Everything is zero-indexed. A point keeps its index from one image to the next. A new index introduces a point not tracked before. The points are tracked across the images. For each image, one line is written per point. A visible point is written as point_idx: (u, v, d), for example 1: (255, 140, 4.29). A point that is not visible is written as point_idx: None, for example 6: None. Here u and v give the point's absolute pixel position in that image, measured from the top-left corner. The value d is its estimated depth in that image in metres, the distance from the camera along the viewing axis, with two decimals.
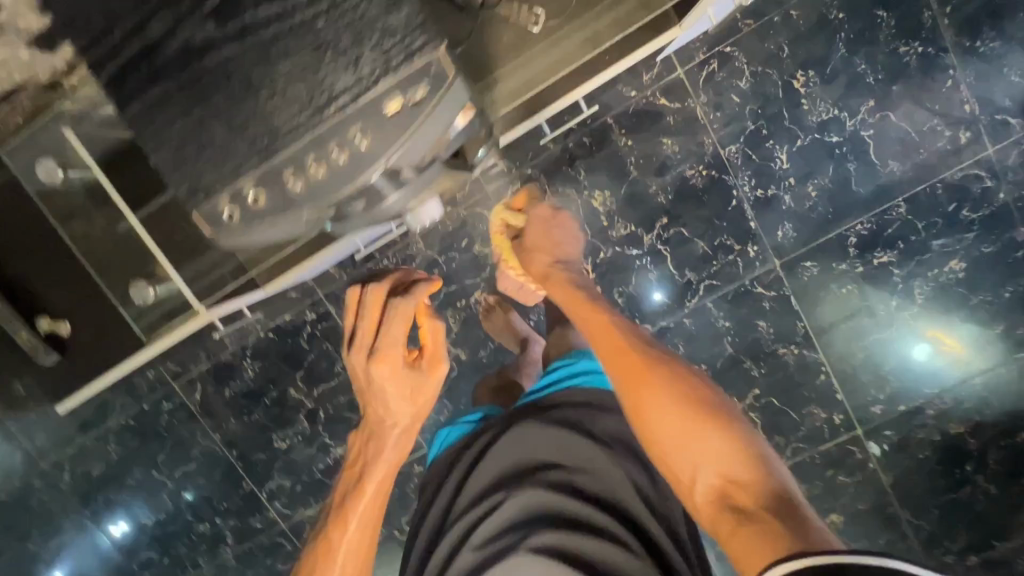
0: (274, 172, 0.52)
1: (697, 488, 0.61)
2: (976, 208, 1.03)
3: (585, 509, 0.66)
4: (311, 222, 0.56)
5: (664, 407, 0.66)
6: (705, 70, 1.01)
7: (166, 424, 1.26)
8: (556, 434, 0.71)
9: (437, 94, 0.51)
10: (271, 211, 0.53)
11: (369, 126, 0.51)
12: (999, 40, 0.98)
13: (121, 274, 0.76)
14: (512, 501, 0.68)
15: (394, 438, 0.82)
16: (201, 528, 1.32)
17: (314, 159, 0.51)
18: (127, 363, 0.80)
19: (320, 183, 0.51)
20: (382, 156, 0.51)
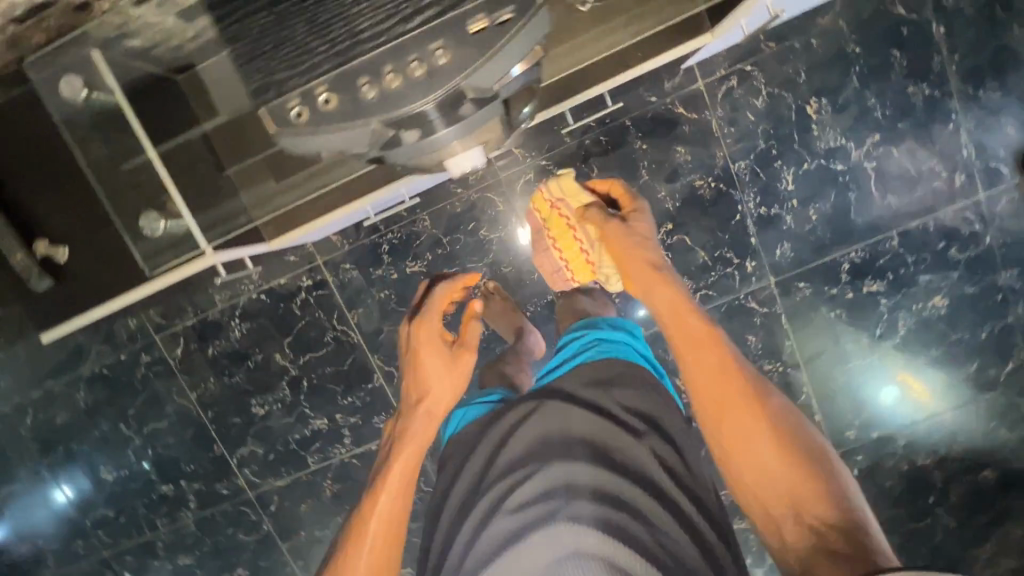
0: (349, 77, 0.48)
1: (784, 522, 0.61)
2: (963, 248, 1.08)
3: (609, 480, 0.64)
4: (370, 144, 0.52)
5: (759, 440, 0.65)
6: (725, 84, 1.04)
7: (141, 378, 1.22)
8: (569, 411, 0.71)
9: (526, 18, 0.47)
10: (338, 118, 0.48)
11: (451, 43, 0.47)
12: (1001, 92, 1.03)
13: (132, 204, 0.70)
14: (534, 476, 0.66)
15: (418, 415, 0.84)
16: (163, 489, 1.28)
17: (391, 68, 0.47)
18: (115, 302, 0.75)
19: (394, 94, 0.47)
20: (461, 72, 0.46)
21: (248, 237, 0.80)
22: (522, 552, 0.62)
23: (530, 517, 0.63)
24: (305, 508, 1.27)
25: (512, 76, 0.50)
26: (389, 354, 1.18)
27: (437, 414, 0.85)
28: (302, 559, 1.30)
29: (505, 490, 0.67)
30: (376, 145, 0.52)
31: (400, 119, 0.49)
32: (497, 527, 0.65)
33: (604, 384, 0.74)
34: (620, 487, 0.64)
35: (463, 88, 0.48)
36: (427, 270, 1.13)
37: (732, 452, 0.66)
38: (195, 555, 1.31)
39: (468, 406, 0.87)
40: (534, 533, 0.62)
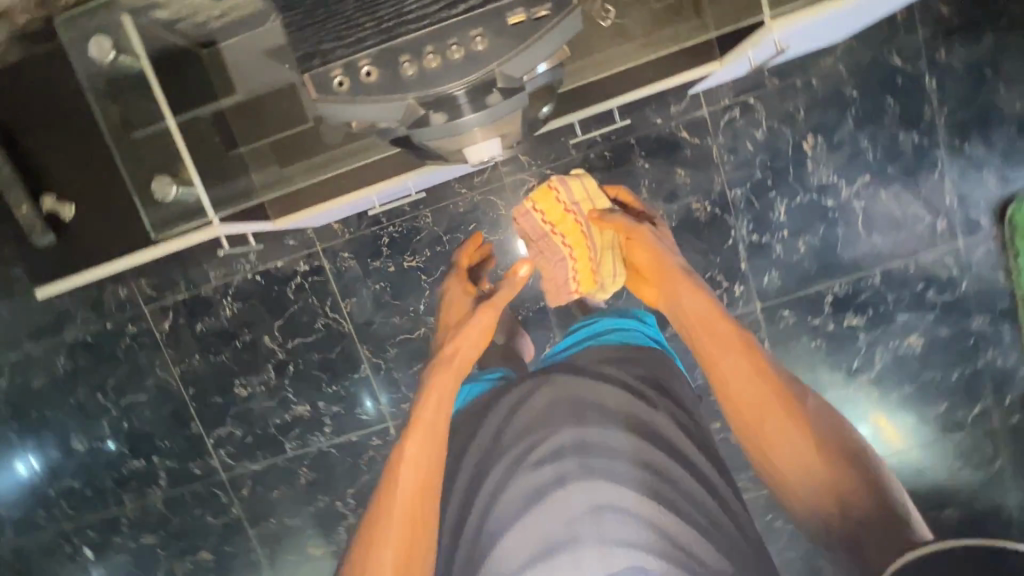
0: (391, 53, 0.50)
1: (821, 505, 0.79)
2: (941, 292, 1.12)
3: (621, 440, 0.84)
4: (401, 119, 0.54)
5: (794, 441, 0.81)
6: (728, 114, 1.08)
7: (124, 348, 1.21)
8: (575, 382, 0.89)
9: (562, 15, 0.50)
10: (378, 92, 0.51)
11: (489, 31, 0.50)
12: (984, 147, 1.08)
13: (146, 166, 0.70)
14: (553, 434, 0.85)
15: (443, 369, 0.92)
16: (134, 464, 1.26)
17: (432, 49, 0.50)
18: (112, 264, 0.75)
19: (433, 74, 0.50)
20: (496, 60, 0.50)
21: (253, 213, 0.79)
22: (553, 501, 0.82)
23: (550, 469, 0.83)
24: (277, 495, 1.26)
25: (538, 72, 0.54)
26: (378, 346, 1.18)
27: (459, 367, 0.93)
28: (269, 546, 1.28)
29: (536, 453, 0.85)
30: (406, 122, 0.54)
31: (433, 99, 0.52)
32: (520, 485, 0.84)
33: (618, 361, 0.91)
34: (627, 443, 0.83)
35: (496, 76, 0.51)
36: (424, 266, 1.15)
37: (771, 447, 0.82)
38: (159, 535, 1.28)
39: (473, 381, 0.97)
40: (563, 485, 0.82)
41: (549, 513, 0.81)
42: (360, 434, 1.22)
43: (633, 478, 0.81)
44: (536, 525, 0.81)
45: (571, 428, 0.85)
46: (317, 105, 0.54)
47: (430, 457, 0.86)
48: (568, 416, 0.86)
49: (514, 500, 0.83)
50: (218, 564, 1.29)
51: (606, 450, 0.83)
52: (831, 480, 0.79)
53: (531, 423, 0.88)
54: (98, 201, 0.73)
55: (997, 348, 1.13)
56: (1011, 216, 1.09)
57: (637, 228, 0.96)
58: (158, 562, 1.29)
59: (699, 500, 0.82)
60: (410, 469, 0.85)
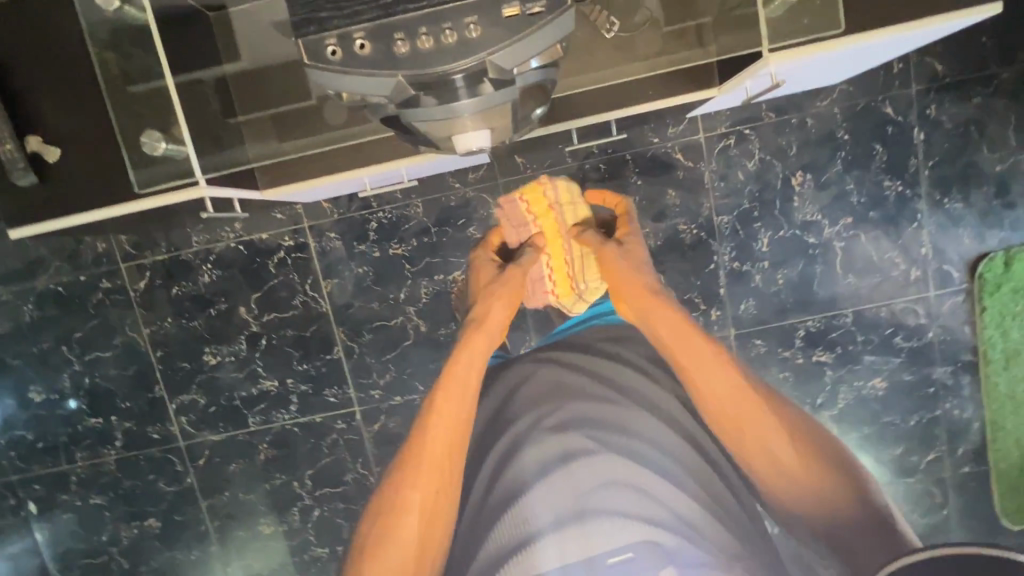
0: (386, 29, 0.51)
1: (814, 502, 0.79)
2: (907, 338, 1.16)
3: (624, 407, 0.86)
4: (390, 96, 0.54)
5: (773, 435, 0.84)
6: (723, 142, 1.11)
7: (95, 302, 1.19)
8: (576, 353, 0.92)
9: (555, 13, 0.51)
10: (370, 66, 0.52)
11: (483, 20, 0.51)
12: (963, 203, 1.12)
13: (137, 120, 0.70)
14: (571, 405, 0.87)
15: (474, 330, 0.97)
16: (90, 422, 1.23)
17: (425, 31, 0.51)
18: (90, 215, 0.74)
19: (425, 56, 0.51)
20: (487, 49, 0.51)
21: (243, 181, 0.79)
22: (565, 476, 0.82)
23: (556, 447, 0.83)
24: (234, 468, 1.24)
25: (531, 66, 0.55)
26: (354, 329, 1.18)
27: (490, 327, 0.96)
28: (220, 519, 1.26)
29: (541, 424, 0.86)
30: (396, 99, 0.54)
31: (424, 80, 0.52)
32: (535, 458, 0.84)
33: (615, 338, 0.91)
34: (652, 427, 0.84)
35: (487, 65, 0.52)
36: (409, 255, 1.15)
37: (754, 452, 0.82)
38: (107, 496, 1.26)
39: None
40: (568, 462, 0.82)
41: (563, 478, 0.81)
42: (325, 416, 1.21)
43: (638, 449, 0.83)
44: (551, 491, 0.81)
45: (588, 400, 0.87)
46: (307, 71, 0.54)
47: (461, 410, 0.90)
48: (584, 374, 0.89)
49: (530, 463, 0.83)
50: (165, 533, 1.27)
51: (630, 432, 0.84)
52: (827, 491, 0.81)
53: (540, 396, 0.89)
54: (87, 150, 0.72)
55: (955, 399, 1.17)
56: (981, 273, 1.13)
57: (605, 245, 0.92)
58: (103, 524, 1.27)
59: (714, 486, 0.81)
60: (441, 415, 0.90)
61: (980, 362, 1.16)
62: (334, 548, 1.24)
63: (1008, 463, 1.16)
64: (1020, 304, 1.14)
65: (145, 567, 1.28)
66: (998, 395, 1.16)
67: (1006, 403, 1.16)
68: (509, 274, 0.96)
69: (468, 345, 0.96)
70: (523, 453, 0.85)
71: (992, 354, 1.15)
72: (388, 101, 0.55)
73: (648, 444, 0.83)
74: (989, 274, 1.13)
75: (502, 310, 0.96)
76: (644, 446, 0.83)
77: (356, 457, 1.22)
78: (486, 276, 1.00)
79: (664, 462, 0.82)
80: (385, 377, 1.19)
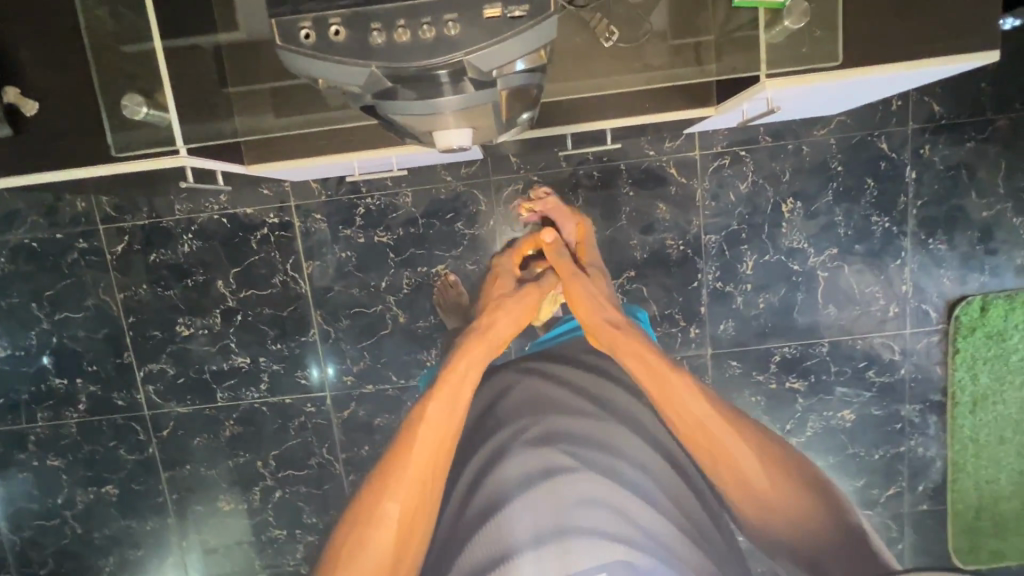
0: (362, 16, 0.47)
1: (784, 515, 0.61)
2: (880, 373, 1.17)
3: (614, 428, 0.70)
4: (364, 86, 0.50)
5: (748, 457, 0.65)
6: (717, 161, 1.11)
7: (70, 262, 1.16)
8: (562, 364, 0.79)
9: (541, 18, 0.47)
10: (341, 52, 0.47)
11: (465, 18, 0.47)
12: (947, 246, 1.13)
13: (120, 81, 0.68)
14: (557, 420, 0.69)
15: (476, 340, 0.75)
16: (55, 382, 1.21)
17: (404, 23, 0.47)
18: (66, 174, 0.72)
19: (401, 50, 0.47)
20: (463, 49, 0.47)
21: (227, 154, 0.78)
22: (544, 491, 0.63)
23: (537, 470, 0.64)
24: (198, 442, 1.23)
25: (514, 68, 0.52)
26: (332, 314, 1.17)
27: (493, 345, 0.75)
28: (179, 492, 1.25)
29: (519, 440, 0.68)
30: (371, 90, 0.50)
31: (399, 74, 0.48)
32: (509, 476, 0.65)
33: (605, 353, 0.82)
34: (639, 448, 0.69)
35: (465, 65, 0.48)
36: (394, 244, 1.14)
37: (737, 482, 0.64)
38: (66, 459, 1.24)
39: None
40: (553, 478, 0.63)
41: (545, 508, 0.61)
42: (295, 398, 1.20)
43: (633, 475, 0.65)
44: (532, 512, 0.61)
45: (576, 417, 0.70)
46: (279, 52, 0.51)
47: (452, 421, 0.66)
48: (575, 388, 0.75)
49: (511, 477, 0.65)
50: (122, 501, 1.26)
51: (622, 453, 0.67)
52: (793, 504, 0.62)
53: (525, 406, 0.73)
54: (69, 107, 0.69)
55: (920, 437, 1.18)
56: (958, 316, 1.14)
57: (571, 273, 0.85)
58: (59, 487, 1.25)
59: (683, 500, 0.66)
60: (428, 433, 0.65)
61: (948, 403, 1.17)
62: (293, 530, 1.26)
63: (965, 505, 1.18)
64: (992, 350, 1.15)
65: (98, 534, 1.27)
66: (962, 437, 1.18)
67: (969, 446, 1.18)
68: (525, 289, 0.82)
69: (465, 358, 0.72)
70: (495, 471, 0.66)
71: (960, 396, 1.17)
72: (363, 91, 0.52)
73: (643, 467, 0.67)
74: (965, 317, 1.14)
75: (509, 329, 0.78)
76: (638, 470, 0.66)
77: (323, 442, 1.22)
78: (503, 287, 0.84)
79: (667, 493, 0.66)
80: (359, 364, 1.18)
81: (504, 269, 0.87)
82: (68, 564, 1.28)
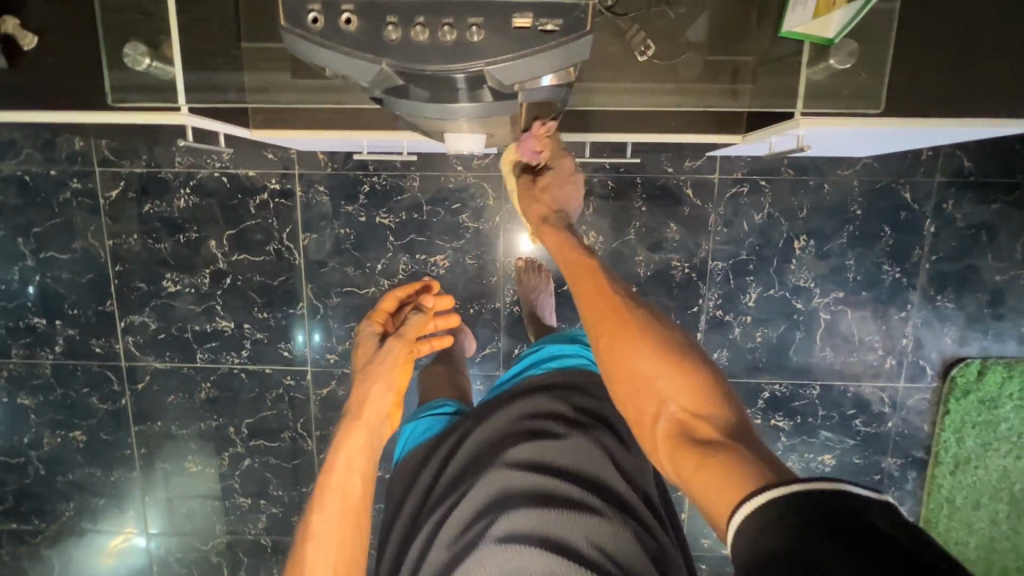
0: (381, 7, 0.43)
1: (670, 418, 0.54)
2: (867, 423, 1.16)
3: (551, 484, 0.65)
4: (372, 83, 0.46)
5: (636, 341, 0.59)
6: (736, 188, 1.08)
7: (62, 201, 1.13)
8: (501, 413, 0.75)
9: (573, 35, 0.43)
10: (353, 42, 0.43)
11: (489, 25, 0.43)
12: (954, 305, 1.11)
13: (125, 27, 0.64)
14: (478, 485, 0.67)
15: (353, 426, 0.68)
16: (33, 321, 1.18)
17: (423, 21, 0.43)
18: (62, 117, 0.69)
19: (417, 50, 0.43)
20: (486, 58, 0.43)
21: (234, 117, 0.75)
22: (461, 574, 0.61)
23: (471, 536, 0.63)
24: (172, 400, 1.21)
25: (539, 83, 0.48)
26: (323, 289, 1.14)
27: (371, 425, 0.69)
28: (147, 447, 1.24)
29: (456, 501, 0.68)
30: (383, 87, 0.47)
31: (415, 75, 0.45)
32: (447, 540, 0.65)
33: (554, 391, 0.75)
34: (570, 498, 0.64)
35: (485, 75, 0.44)
36: (395, 227, 1.11)
37: (631, 383, 0.58)
38: (36, 399, 1.21)
39: (417, 420, 0.87)
40: (468, 557, 0.62)
41: None
42: (275, 369, 1.18)
43: (569, 541, 0.61)
44: None
45: (513, 469, 0.66)
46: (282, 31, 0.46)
47: (346, 524, 0.63)
48: (519, 432, 0.71)
49: (443, 552, 0.65)
50: (89, 448, 1.24)
51: (550, 509, 0.63)
52: (676, 409, 0.55)
53: (470, 462, 0.72)
54: (74, 50, 0.65)
55: (897, 491, 1.18)
56: (954, 376, 1.12)
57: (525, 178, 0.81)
58: (26, 426, 1.23)
59: (621, 549, 0.61)
60: (319, 550, 0.62)
61: (930, 461, 1.17)
62: (257, 500, 1.25)
63: None
64: (982, 415, 1.14)
65: (60, 478, 1.25)
66: (938, 497, 1.17)
67: (943, 506, 1.17)
68: (388, 349, 0.74)
69: (344, 449, 0.67)
70: (439, 536, 0.66)
71: (942, 457, 1.15)
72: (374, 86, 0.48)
73: (585, 529, 0.62)
74: (961, 379, 1.12)
75: (387, 397, 0.70)
76: (579, 532, 0.61)
77: (298, 417, 1.20)
78: (367, 353, 0.77)
79: (610, 557, 0.60)
80: (344, 344, 1.16)
81: (366, 336, 0.80)
82: (28, 503, 1.27)
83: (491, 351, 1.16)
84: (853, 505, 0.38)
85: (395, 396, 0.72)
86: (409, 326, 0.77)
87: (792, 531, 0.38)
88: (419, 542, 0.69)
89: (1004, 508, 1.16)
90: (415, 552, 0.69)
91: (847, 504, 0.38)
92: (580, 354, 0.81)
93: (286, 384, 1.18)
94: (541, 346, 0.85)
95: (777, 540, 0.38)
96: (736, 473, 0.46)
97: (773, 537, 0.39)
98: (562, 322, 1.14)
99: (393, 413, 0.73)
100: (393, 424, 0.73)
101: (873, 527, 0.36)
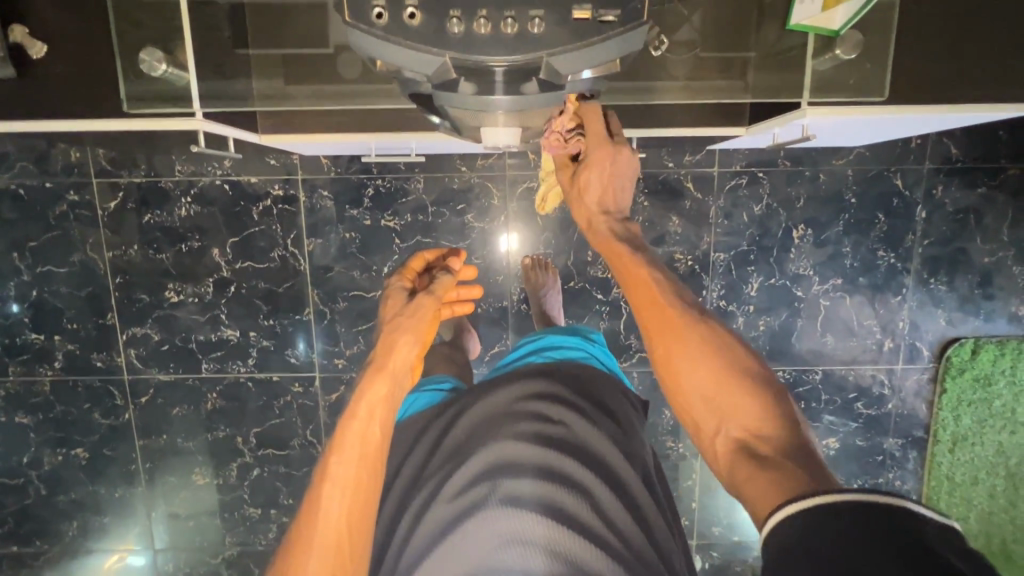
0: (443, 3, 0.44)
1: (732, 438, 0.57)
2: (869, 405, 1.19)
3: (555, 459, 0.65)
4: (429, 76, 0.46)
5: (694, 358, 0.60)
6: (735, 180, 1.10)
7: (58, 214, 1.11)
8: (502, 389, 0.75)
9: (627, 27, 0.45)
10: (418, 37, 0.44)
11: (550, 16, 0.44)
12: (947, 287, 1.15)
13: (135, 29, 0.62)
14: (479, 460, 0.67)
15: (379, 374, 0.67)
16: (30, 337, 1.16)
17: (485, 15, 0.44)
18: (75, 124, 0.68)
19: (479, 43, 0.44)
20: (548, 49, 0.44)
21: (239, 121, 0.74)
22: (457, 542, 0.61)
23: (473, 501, 0.64)
24: (177, 412, 1.19)
25: (581, 77, 0.49)
26: (329, 294, 1.14)
27: (396, 377, 0.67)
28: (152, 461, 1.22)
29: (448, 479, 0.67)
30: (433, 80, 0.46)
31: (474, 65, 0.45)
32: (443, 507, 0.65)
33: (555, 376, 0.76)
34: (574, 467, 0.65)
35: (543, 66, 0.45)
36: (400, 230, 1.12)
37: (691, 400, 0.60)
38: (35, 418, 1.19)
39: (417, 393, 0.85)
40: (466, 523, 0.62)
41: (465, 551, 0.60)
42: (282, 376, 1.17)
43: (570, 508, 0.62)
44: (450, 559, 0.61)
45: (517, 439, 0.67)
46: (344, 27, 0.46)
47: (363, 472, 0.63)
48: (522, 410, 0.71)
49: (433, 527, 0.64)
50: (91, 465, 1.21)
51: (553, 480, 0.64)
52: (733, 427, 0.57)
53: (471, 435, 0.71)
54: (79, 54, 0.65)
55: (899, 470, 1.21)
56: (949, 357, 1.16)
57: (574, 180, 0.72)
58: (25, 446, 1.20)
59: (620, 522, 0.62)
60: (336, 492, 0.61)
61: (929, 440, 1.20)
62: (267, 510, 1.24)
63: None
64: (977, 393, 1.18)
65: (62, 497, 1.22)
66: (938, 475, 1.20)
67: (944, 484, 1.20)
68: (421, 304, 0.72)
69: (365, 397, 0.65)
70: (437, 500, 0.66)
71: (941, 435, 1.19)
72: (423, 80, 0.47)
73: (585, 503, 0.62)
74: (956, 359, 1.16)
75: (413, 348, 0.69)
76: (579, 505, 0.62)
77: (307, 423, 1.19)
78: (394, 305, 0.73)
79: (608, 524, 0.61)
80: (352, 349, 1.16)
81: (394, 290, 0.75)
82: (28, 525, 1.24)
83: (499, 350, 1.17)
84: (911, 520, 0.40)
85: (419, 349, 0.71)
86: (440, 285, 0.76)
87: (843, 535, 0.40)
88: (415, 508, 0.69)
89: (1001, 483, 1.19)
90: (411, 516, 0.68)
91: (912, 525, 0.39)
92: (581, 346, 0.85)
93: (293, 392, 1.17)
94: (541, 338, 0.87)
95: (834, 550, 0.39)
96: (789, 489, 0.49)
97: (819, 536, 0.41)
98: (568, 318, 1.15)
99: (416, 369, 0.72)
100: (412, 379, 0.72)
101: (942, 557, 0.37)
